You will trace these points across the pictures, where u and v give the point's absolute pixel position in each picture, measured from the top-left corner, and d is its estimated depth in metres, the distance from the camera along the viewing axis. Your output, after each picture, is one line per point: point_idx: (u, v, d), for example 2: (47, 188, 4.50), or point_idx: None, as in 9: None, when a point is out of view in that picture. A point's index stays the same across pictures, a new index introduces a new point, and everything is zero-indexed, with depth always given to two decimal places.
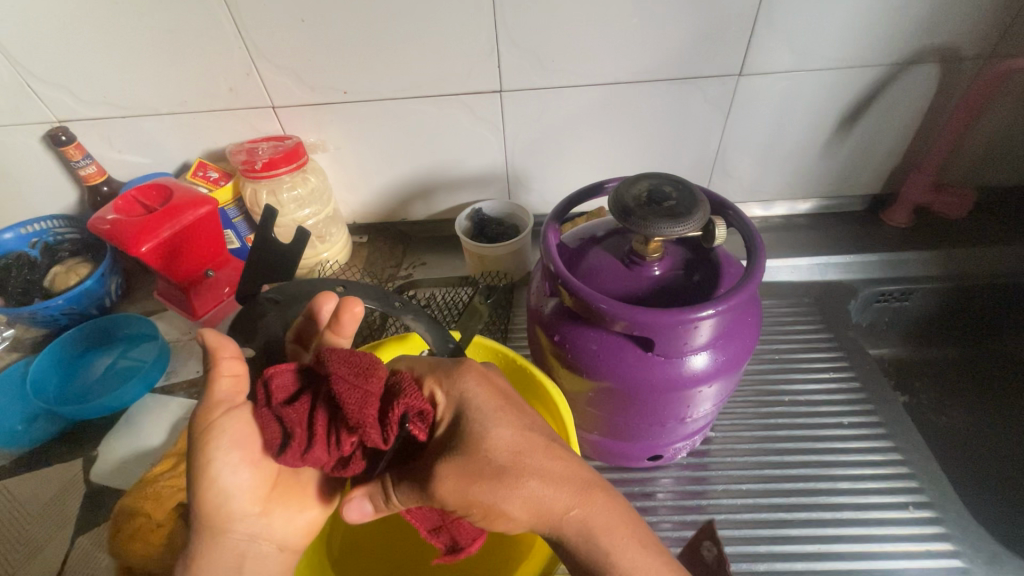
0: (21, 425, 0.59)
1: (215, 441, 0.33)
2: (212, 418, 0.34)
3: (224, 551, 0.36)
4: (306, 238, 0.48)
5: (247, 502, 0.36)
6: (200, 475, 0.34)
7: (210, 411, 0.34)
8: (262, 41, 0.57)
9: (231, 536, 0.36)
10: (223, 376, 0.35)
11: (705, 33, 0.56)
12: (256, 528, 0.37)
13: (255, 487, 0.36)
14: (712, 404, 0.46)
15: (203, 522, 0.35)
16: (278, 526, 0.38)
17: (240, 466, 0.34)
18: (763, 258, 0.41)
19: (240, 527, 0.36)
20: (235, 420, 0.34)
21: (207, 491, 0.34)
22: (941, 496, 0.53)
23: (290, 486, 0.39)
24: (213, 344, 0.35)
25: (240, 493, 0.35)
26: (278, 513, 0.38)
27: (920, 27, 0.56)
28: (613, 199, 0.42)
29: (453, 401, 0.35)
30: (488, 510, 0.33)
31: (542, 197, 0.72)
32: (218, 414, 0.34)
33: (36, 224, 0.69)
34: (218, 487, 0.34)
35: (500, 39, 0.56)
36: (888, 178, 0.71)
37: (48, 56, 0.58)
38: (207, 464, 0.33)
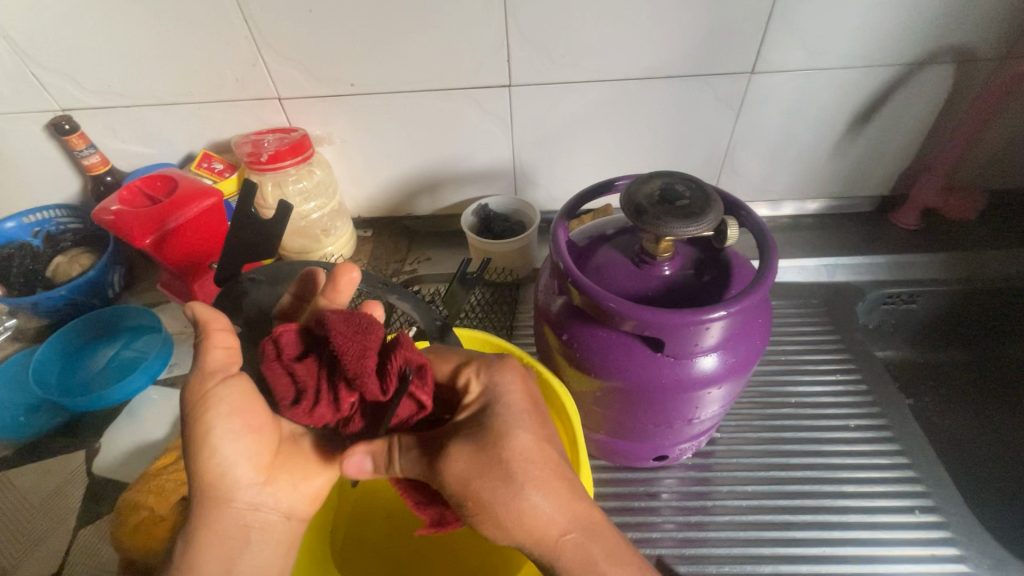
0: (23, 416, 0.58)
1: (212, 409, 0.34)
2: (207, 387, 0.35)
3: (227, 518, 0.36)
4: (287, 212, 0.46)
5: (250, 471, 0.36)
6: (200, 448, 0.34)
7: (205, 379, 0.35)
8: (269, 31, 0.56)
9: (233, 505, 0.36)
10: (217, 347, 0.36)
11: (718, 30, 0.55)
12: (259, 495, 0.37)
13: (254, 455, 0.36)
14: (720, 406, 0.46)
15: (205, 490, 0.35)
16: (281, 494, 0.38)
17: (237, 434, 0.35)
18: (775, 260, 0.40)
19: (241, 495, 0.36)
20: (229, 390, 0.35)
21: (207, 461, 0.34)
22: (948, 501, 0.53)
23: (292, 454, 0.39)
24: (203, 316, 0.36)
25: (240, 461, 0.36)
26: (281, 479, 0.38)
27: (936, 26, 0.56)
28: (624, 197, 0.41)
29: (485, 393, 0.36)
30: (487, 508, 0.33)
31: (550, 193, 0.72)
32: (212, 383, 0.35)
33: (38, 214, 0.69)
34: (218, 456, 0.35)
35: (510, 33, 0.56)
36: (898, 179, 0.71)
37: (52, 44, 0.57)
38: (205, 434, 0.34)
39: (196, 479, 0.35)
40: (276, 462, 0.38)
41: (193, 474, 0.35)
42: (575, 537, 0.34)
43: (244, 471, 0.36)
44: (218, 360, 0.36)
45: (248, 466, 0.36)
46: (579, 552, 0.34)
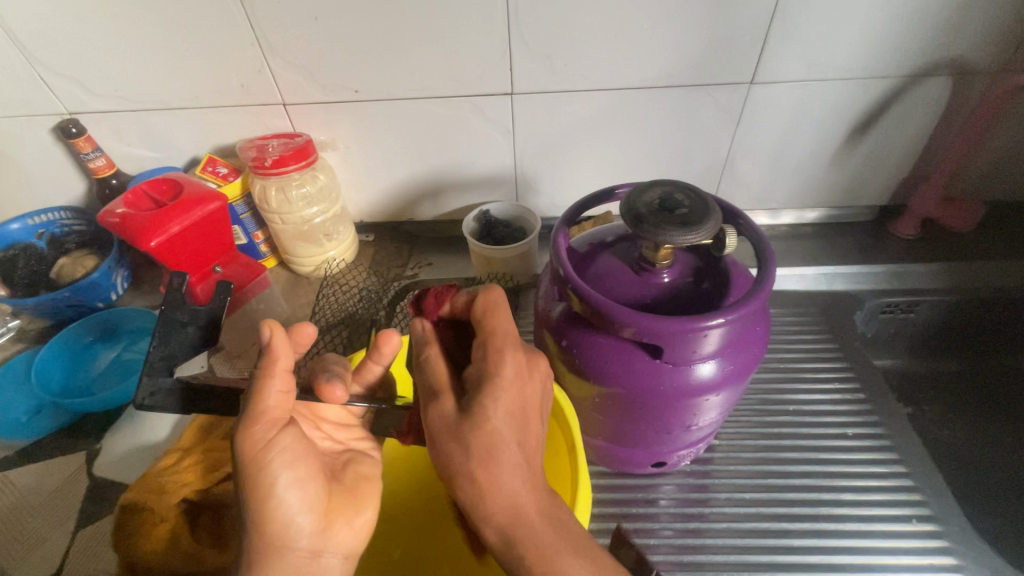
0: (25, 416, 0.58)
1: (276, 457, 0.37)
2: (270, 436, 0.37)
3: (288, 569, 0.37)
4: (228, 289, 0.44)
5: (307, 516, 0.38)
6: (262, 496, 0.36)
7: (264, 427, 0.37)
8: (275, 38, 0.57)
9: (295, 552, 0.37)
10: (276, 393, 0.38)
11: (718, 40, 0.56)
12: (320, 541, 0.38)
13: (310, 499, 0.39)
14: (718, 413, 0.46)
15: (270, 541, 0.36)
16: (340, 537, 0.40)
17: (294, 479, 0.38)
18: (773, 268, 0.41)
19: (303, 542, 0.38)
20: (288, 437, 0.38)
21: (273, 510, 0.37)
22: (945, 510, 0.53)
23: (339, 496, 0.41)
24: (277, 351, 0.38)
25: (299, 506, 0.38)
26: (339, 523, 0.40)
27: (934, 39, 0.56)
28: (624, 205, 0.42)
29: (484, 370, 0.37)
30: (486, 451, 0.35)
31: (551, 200, 0.73)
32: (274, 432, 0.38)
33: (43, 216, 0.69)
34: (281, 504, 0.37)
35: (513, 42, 0.56)
36: (897, 189, 0.71)
37: (60, 48, 0.58)
38: (270, 481, 0.37)
39: (261, 529, 0.36)
40: (328, 508, 0.40)
41: (256, 527, 0.36)
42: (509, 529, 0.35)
43: (305, 517, 0.38)
44: (272, 405, 0.38)
45: (308, 512, 0.38)
46: (478, 523, 0.35)
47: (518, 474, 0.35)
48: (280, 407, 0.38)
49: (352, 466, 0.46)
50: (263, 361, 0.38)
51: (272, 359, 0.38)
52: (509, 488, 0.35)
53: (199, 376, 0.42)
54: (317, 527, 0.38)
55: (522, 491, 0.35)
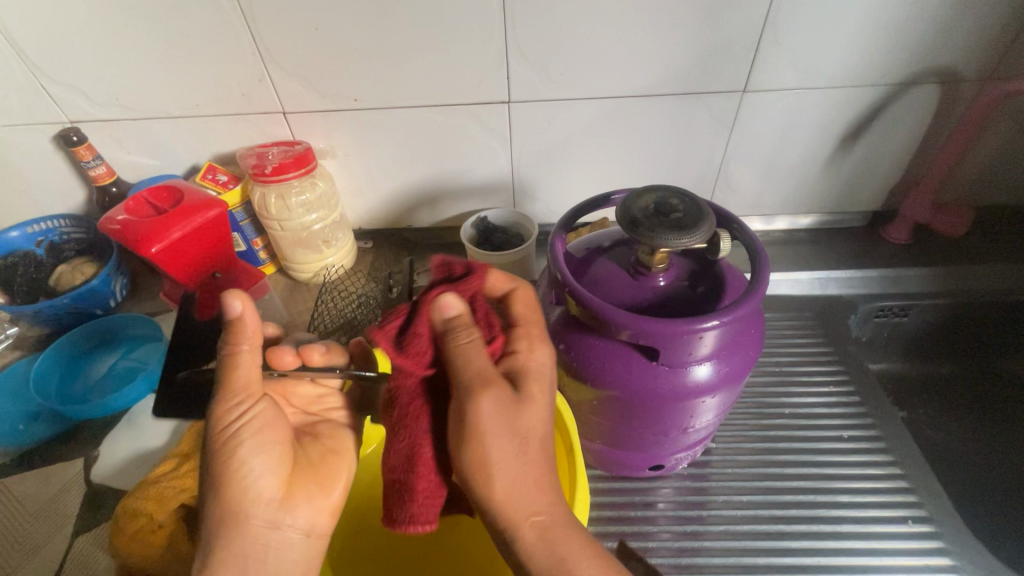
0: (22, 425, 0.58)
1: (245, 425, 0.39)
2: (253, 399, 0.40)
3: (246, 534, 0.38)
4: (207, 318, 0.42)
5: (269, 486, 0.39)
6: (230, 458, 0.38)
7: (234, 397, 0.39)
8: (276, 48, 0.58)
9: (251, 522, 0.38)
10: (246, 364, 0.40)
11: (711, 50, 0.57)
12: (281, 513, 0.39)
13: (274, 468, 0.40)
14: (713, 415, 0.47)
15: (231, 509, 0.37)
16: (301, 512, 0.40)
17: (260, 446, 0.39)
18: (766, 272, 0.42)
19: (262, 512, 0.38)
20: (258, 407, 0.40)
21: (234, 473, 0.38)
22: (940, 511, 0.53)
23: (304, 474, 0.42)
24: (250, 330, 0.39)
25: (261, 471, 0.39)
26: (302, 500, 0.40)
27: (922, 48, 0.58)
28: (620, 210, 0.43)
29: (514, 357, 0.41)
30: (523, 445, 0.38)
31: (548, 206, 0.73)
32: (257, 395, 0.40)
33: (42, 223, 0.69)
34: (245, 467, 0.38)
35: (511, 51, 0.57)
36: (889, 195, 0.72)
37: (63, 58, 0.59)
38: (235, 445, 0.38)
39: (222, 493, 0.37)
40: (293, 478, 0.41)
41: (220, 488, 0.37)
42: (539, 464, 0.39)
43: (266, 484, 0.39)
44: (245, 376, 0.40)
45: (270, 478, 0.39)
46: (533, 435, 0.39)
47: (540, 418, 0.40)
48: (251, 378, 0.40)
49: (325, 441, 0.46)
50: (233, 331, 0.39)
51: (239, 331, 0.39)
52: (523, 478, 0.38)
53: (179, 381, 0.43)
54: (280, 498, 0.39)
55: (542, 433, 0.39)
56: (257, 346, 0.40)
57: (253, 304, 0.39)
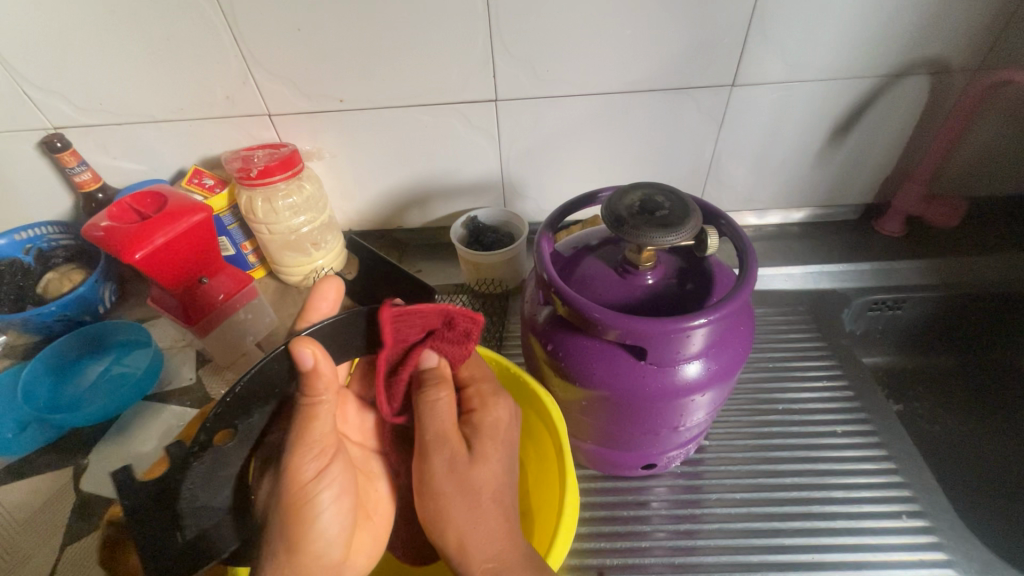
0: (11, 433, 0.58)
1: (321, 483, 0.39)
2: (323, 460, 0.39)
3: None
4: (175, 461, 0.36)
5: (336, 541, 0.40)
6: (308, 516, 0.38)
7: (300, 463, 0.38)
8: (259, 50, 0.57)
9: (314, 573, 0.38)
10: (314, 419, 0.39)
11: (698, 44, 0.57)
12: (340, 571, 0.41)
13: (341, 533, 0.40)
14: (706, 414, 0.46)
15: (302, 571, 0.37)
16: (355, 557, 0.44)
17: (334, 498, 0.40)
18: (754, 268, 0.41)
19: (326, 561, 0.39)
20: (333, 469, 0.40)
21: (310, 528, 0.38)
22: (934, 505, 0.53)
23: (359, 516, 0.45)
24: (322, 378, 0.39)
25: (330, 517, 0.39)
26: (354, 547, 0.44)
27: (911, 38, 0.57)
28: (605, 208, 0.42)
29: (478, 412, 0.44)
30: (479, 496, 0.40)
31: (538, 205, 0.73)
32: (326, 456, 0.40)
33: (30, 231, 0.69)
34: (318, 520, 0.39)
35: (496, 49, 0.57)
36: (881, 187, 0.72)
37: (45, 64, 0.58)
38: (313, 501, 0.38)
39: (295, 547, 0.37)
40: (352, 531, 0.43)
41: (294, 553, 0.37)
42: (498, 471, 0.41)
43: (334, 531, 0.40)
44: (320, 431, 0.39)
45: (338, 531, 0.40)
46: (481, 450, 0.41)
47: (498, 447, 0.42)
48: (325, 432, 0.39)
49: (369, 482, 0.49)
50: (309, 387, 0.39)
51: (314, 383, 0.39)
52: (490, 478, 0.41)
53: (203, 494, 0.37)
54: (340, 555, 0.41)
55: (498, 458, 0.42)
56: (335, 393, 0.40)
57: (323, 351, 0.39)
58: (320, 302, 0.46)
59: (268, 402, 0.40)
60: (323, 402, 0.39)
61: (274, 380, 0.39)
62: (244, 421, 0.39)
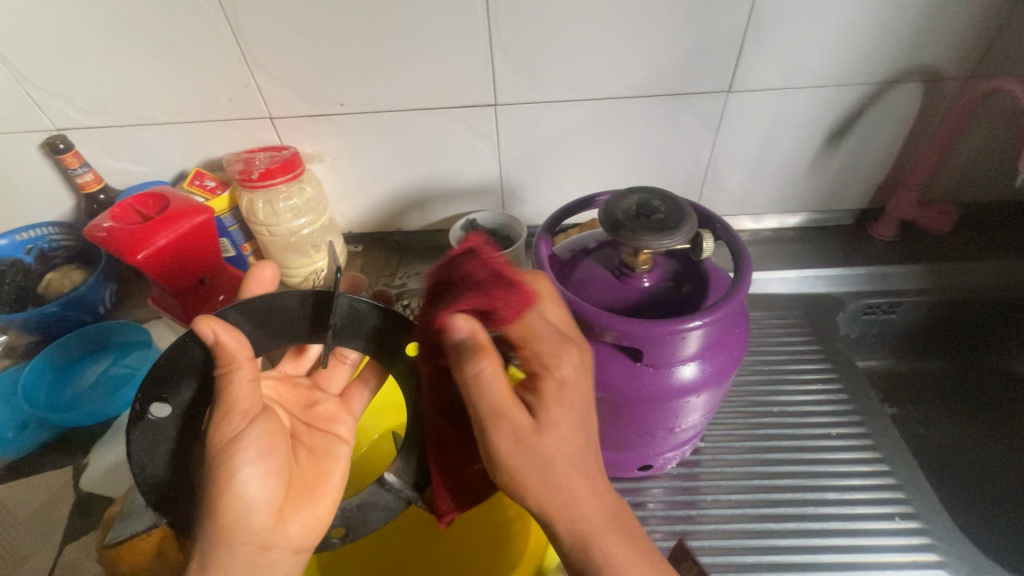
0: (10, 433, 0.58)
1: (241, 449, 0.35)
2: (237, 425, 0.36)
3: (236, 560, 0.35)
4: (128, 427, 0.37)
5: (264, 512, 0.36)
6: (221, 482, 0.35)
7: (220, 425, 0.36)
8: (262, 54, 0.58)
9: (240, 545, 0.35)
10: (235, 386, 0.36)
11: (695, 51, 0.58)
12: (278, 538, 0.37)
13: (267, 495, 0.36)
14: (701, 415, 0.47)
15: (224, 533, 0.35)
16: (292, 533, 0.38)
17: (256, 457, 0.36)
18: (749, 271, 0.42)
19: (254, 531, 0.35)
20: (253, 433, 0.37)
21: (226, 494, 0.35)
22: (927, 507, 0.54)
23: (297, 486, 0.39)
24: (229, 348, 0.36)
25: (252, 480, 0.36)
26: (292, 518, 0.38)
27: (904, 47, 0.58)
28: (602, 212, 0.43)
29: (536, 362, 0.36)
30: (563, 468, 0.34)
31: (536, 208, 0.73)
32: (240, 421, 0.36)
33: (31, 231, 0.69)
34: (237, 482, 0.35)
35: (495, 55, 0.58)
36: (876, 193, 0.72)
37: (49, 67, 0.59)
38: (228, 463, 0.35)
39: (215, 517, 0.35)
40: (287, 500, 0.38)
41: (212, 516, 0.34)
42: (577, 428, 0.35)
43: (259, 497, 0.36)
44: (236, 395, 0.36)
45: (264, 497, 0.36)
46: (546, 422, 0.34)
47: (571, 416, 0.35)
48: (245, 397, 0.36)
49: (318, 456, 0.43)
50: (221, 355, 0.36)
51: (218, 357, 0.35)
52: (568, 443, 0.34)
53: (146, 461, 0.38)
54: (271, 522, 0.36)
55: (572, 432, 0.35)
56: (251, 364, 0.37)
57: (226, 325, 0.35)
58: (254, 285, 0.46)
59: (193, 376, 0.38)
60: (239, 370, 0.36)
61: (196, 359, 0.38)
62: (171, 396, 0.38)
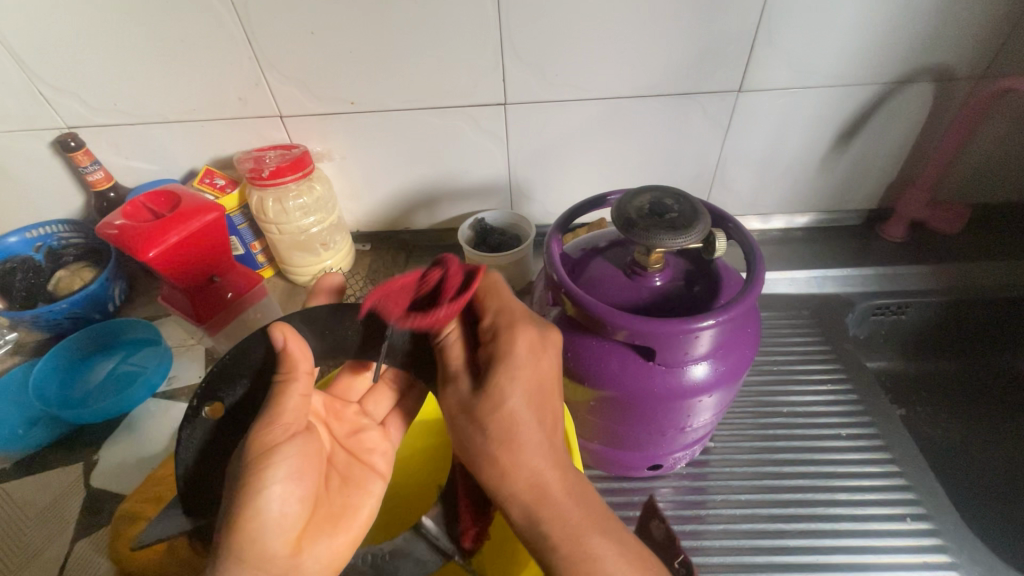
0: (22, 429, 0.59)
1: (276, 463, 0.35)
2: (279, 440, 0.36)
3: None
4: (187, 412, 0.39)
5: (282, 536, 0.35)
6: (250, 491, 0.34)
7: (266, 432, 0.36)
8: (272, 53, 0.58)
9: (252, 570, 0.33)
10: (292, 396, 0.38)
11: (705, 50, 0.58)
12: (290, 571, 0.34)
13: (291, 517, 0.35)
14: (712, 415, 0.47)
15: (236, 550, 0.33)
16: (309, 564, 0.36)
17: (287, 474, 0.36)
18: (762, 271, 0.42)
19: (270, 551, 0.34)
20: (293, 449, 0.37)
21: (252, 504, 0.34)
22: (937, 508, 0.54)
23: (323, 517, 0.38)
24: (291, 350, 0.40)
25: (281, 495, 0.35)
26: (311, 548, 0.36)
27: (916, 46, 0.58)
28: (615, 211, 0.43)
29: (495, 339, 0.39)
30: (507, 432, 0.36)
31: (544, 207, 0.73)
32: (283, 437, 0.37)
33: (42, 229, 0.70)
34: (264, 495, 0.34)
35: (505, 53, 0.58)
36: (885, 193, 0.72)
37: (60, 65, 0.59)
38: (261, 473, 0.34)
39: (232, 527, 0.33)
40: (308, 528, 0.36)
41: (232, 527, 0.33)
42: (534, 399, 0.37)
43: (283, 514, 0.35)
44: (288, 408, 0.38)
45: (286, 518, 0.35)
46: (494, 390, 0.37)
47: (523, 389, 0.37)
48: (295, 413, 0.38)
49: (349, 489, 0.41)
50: (285, 365, 0.39)
51: (284, 362, 0.39)
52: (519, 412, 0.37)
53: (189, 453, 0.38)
54: (289, 550, 0.35)
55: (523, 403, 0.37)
56: (305, 376, 0.40)
57: (294, 333, 0.40)
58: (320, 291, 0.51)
59: (246, 379, 0.41)
60: (296, 377, 0.39)
61: (255, 359, 0.41)
62: (226, 393, 0.40)
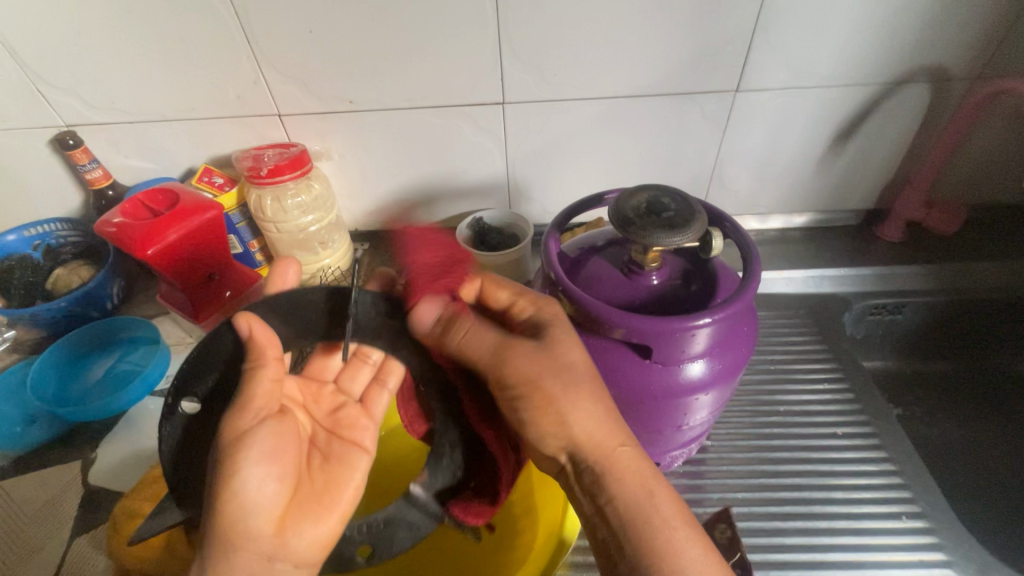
0: (20, 426, 0.59)
1: (247, 446, 0.36)
2: (247, 423, 0.37)
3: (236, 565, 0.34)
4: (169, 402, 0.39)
5: (264, 517, 0.35)
6: (227, 475, 0.35)
7: (239, 415, 0.37)
8: (271, 51, 0.58)
9: (238, 550, 0.34)
10: (264, 380, 0.39)
11: (704, 50, 0.58)
12: (276, 550, 0.35)
13: (271, 497, 0.36)
14: (708, 413, 0.47)
15: (221, 531, 0.34)
16: (295, 542, 0.36)
17: (261, 454, 0.36)
18: (758, 270, 0.42)
19: (253, 531, 0.34)
20: (263, 430, 0.37)
21: (228, 486, 0.34)
22: (933, 507, 0.54)
23: (309, 498, 0.38)
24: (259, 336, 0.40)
25: (260, 476, 0.36)
26: (299, 527, 0.36)
27: (913, 47, 0.58)
28: (613, 209, 0.43)
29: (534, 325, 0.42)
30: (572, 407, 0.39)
31: (543, 206, 0.74)
32: (252, 420, 0.37)
33: (39, 227, 0.70)
34: (240, 477, 0.35)
35: (504, 52, 0.58)
36: (882, 194, 0.73)
37: (59, 63, 0.59)
38: (236, 457, 0.35)
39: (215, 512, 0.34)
40: (292, 508, 0.37)
41: (211, 516, 0.34)
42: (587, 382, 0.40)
43: (264, 494, 0.35)
44: (257, 392, 0.38)
45: (267, 499, 0.36)
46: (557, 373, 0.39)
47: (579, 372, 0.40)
48: (266, 396, 0.39)
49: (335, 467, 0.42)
50: (251, 352, 0.40)
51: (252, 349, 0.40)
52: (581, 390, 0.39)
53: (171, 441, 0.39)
54: (273, 528, 0.35)
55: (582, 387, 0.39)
56: (277, 361, 0.40)
57: (259, 321, 0.41)
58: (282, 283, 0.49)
59: (219, 368, 0.41)
60: (266, 363, 0.39)
61: (226, 348, 0.41)
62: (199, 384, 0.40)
